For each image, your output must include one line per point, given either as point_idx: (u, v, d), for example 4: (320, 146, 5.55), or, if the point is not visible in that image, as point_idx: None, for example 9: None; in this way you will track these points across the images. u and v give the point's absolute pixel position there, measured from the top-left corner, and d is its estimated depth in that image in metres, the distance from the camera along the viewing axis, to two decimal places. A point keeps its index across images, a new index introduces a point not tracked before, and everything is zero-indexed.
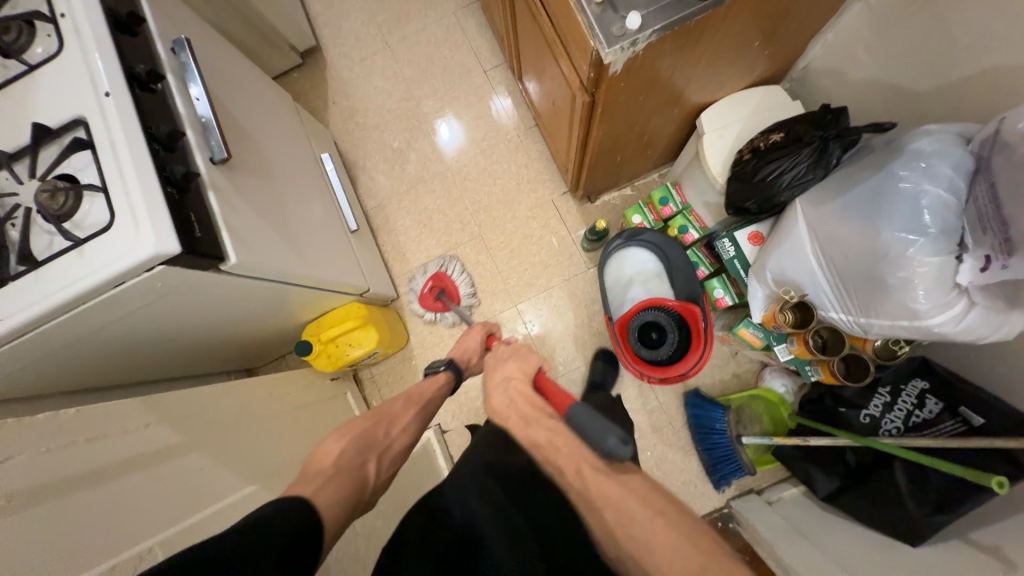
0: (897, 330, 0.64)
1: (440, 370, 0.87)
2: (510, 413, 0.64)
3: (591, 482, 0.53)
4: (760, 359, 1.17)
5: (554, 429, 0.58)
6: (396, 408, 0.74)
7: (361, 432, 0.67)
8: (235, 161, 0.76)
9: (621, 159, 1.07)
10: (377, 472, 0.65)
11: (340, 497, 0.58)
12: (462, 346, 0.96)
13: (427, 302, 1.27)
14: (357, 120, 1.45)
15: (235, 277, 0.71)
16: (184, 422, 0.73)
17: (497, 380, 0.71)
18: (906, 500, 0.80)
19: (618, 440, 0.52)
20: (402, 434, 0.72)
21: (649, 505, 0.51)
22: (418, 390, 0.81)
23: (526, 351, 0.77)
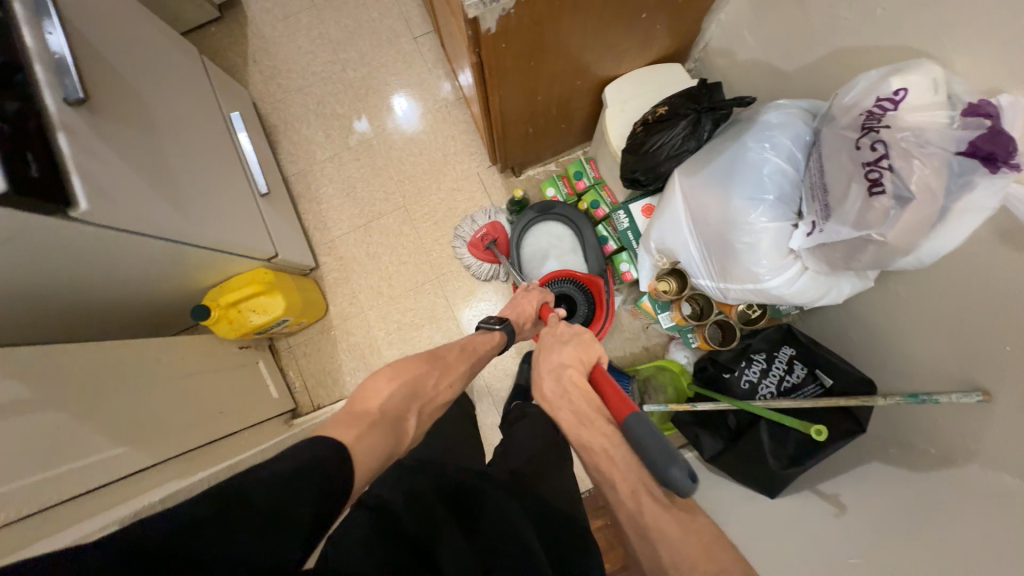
0: (746, 293, 0.69)
1: (496, 327, 0.86)
2: (563, 405, 0.65)
3: (647, 510, 0.50)
4: (667, 332, 1.23)
5: (610, 439, 0.57)
6: (451, 358, 0.72)
7: (410, 380, 0.63)
8: (102, 106, 0.72)
9: (535, 132, 1.08)
10: (415, 428, 0.61)
11: (383, 451, 0.53)
12: (517, 306, 0.94)
13: (478, 251, 1.20)
14: (279, 82, 1.39)
15: (99, 227, 0.68)
16: (44, 379, 0.69)
17: (553, 364, 0.70)
18: (767, 457, 0.86)
19: (686, 475, 0.49)
20: (447, 389, 0.69)
21: (714, 559, 0.46)
22: (474, 343, 0.79)
23: (587, 339, 0.74)
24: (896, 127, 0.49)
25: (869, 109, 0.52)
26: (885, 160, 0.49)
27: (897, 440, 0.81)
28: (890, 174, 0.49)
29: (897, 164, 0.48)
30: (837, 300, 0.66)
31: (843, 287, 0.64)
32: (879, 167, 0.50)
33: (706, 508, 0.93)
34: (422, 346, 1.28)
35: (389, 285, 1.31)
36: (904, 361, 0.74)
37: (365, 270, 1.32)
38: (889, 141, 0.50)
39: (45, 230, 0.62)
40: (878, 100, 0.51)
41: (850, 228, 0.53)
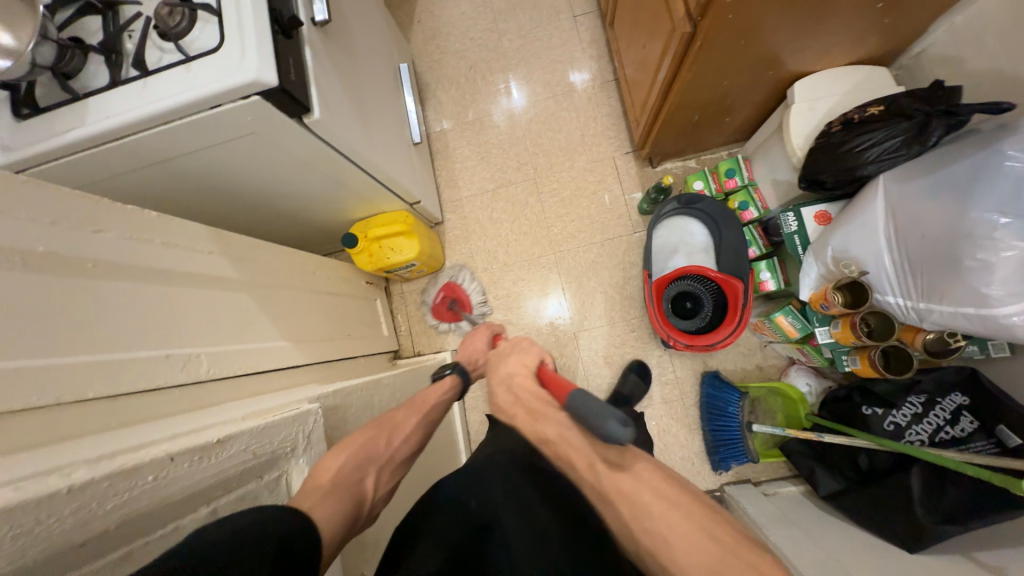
0: (957, 318, 0.62)
1: (445, 374, 0.82)
2: (515, 410, 0.63)
3: (605, 478, 0.49)
4: (790, 355, 1.15)
5: (565, 424, 0.55)
6: (399, 416, 0.65)
7: (358, 447, 0.56)
8: (330, 31, 0.78)
9: (697, 122, 1.05)
10: (376, 486, 0.56)
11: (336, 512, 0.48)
12: (468, 348, 0.90)
13: (440, 314, 1.30)
14: (438, 43, 1.46)
15: (314, 137, 0.75)
16: (242, 263, 0.77)
17: (501, 377, 0.68)
18: (915, 506, 0.79)
19: (617, 422, 0.46)
20: (405, 445, 0.63)
21: (666, 497, 0.46)
22: (423, 395, 0.73)
23: (527, 345, 0.72)
24: None
25: None
26: None
27: None
28: None
29: None
30: None
31: None
32: None
33: (821, 544, 0.87)
34: (527, 317, 1.30)
35: (505, 252, 1.34)
36: None
37: (485, 234, 1.36)
38: None
39: (278, 129, 0.68)
40: None
41: None
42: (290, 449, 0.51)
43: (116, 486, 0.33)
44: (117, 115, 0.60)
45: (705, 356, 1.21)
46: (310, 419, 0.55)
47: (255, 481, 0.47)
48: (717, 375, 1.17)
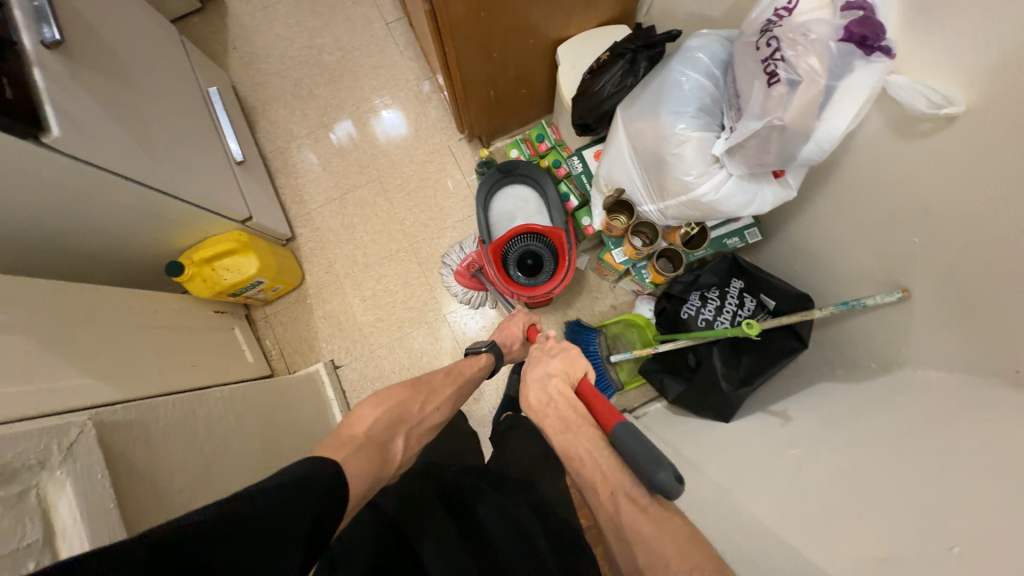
0: (682, 208, 0.73)
1: (482, 351, 0.92)
2: (548, 411, 0.66)
3: (627, 514, 0.51)
4: (633, 288, 1.27)
5: (596, 446, 0.58)
6: (436, 381, 0.78)
7: (396, 405, 0.69)
8: (76, 54, 0.77)
9: (496, 97, 1.14)
10: (403, 449, 0.66)
11: (367, 467, 0.58)
12: (507, 332, 1.00)
13: (464, 278, 1.25)
14: (258, 66, 1.46)
15: (71, 159, 0.73)
16: (13, 304, 0.72)
17: (539, 374, 0.71)
18: (721, 381, 0.90)
19: (668, 471, 0.50)
20: (434, 411, 0.75)
21: (687, 558, 0.46)
22: (460, 367, 0.85)
23: (575, 352, 0.74)
24: (787, 29, 0.56)
25: (768, 19, 0.58)
26: (778, 52, 0.55)
27: (839, 359, 0.86)
28: (782, 64, 0.55)
29: (787, 55, 0.54)
30: (763, 211, 0.71)
31: (767, 195, 0.69)
32: (776, 60, 0.56)
33: (666, 435, 0.97)
34: (397, 311, 1.32)
35: (364, 253, 1.35)
36: (841, 272, 0.81)
37: (341, 241, 1.36)
38: (780, 38, 0.56)
39: (11, 155, 0.66)
40: (775, 11, 0.58)
41: (756, 120, 0.59)
42: (38, 462, 0.49)
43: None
44: None
45: (565, 307, 1.30)
46: (72, 431, 0.54)
47: None
48: (576, 321, 1.25)
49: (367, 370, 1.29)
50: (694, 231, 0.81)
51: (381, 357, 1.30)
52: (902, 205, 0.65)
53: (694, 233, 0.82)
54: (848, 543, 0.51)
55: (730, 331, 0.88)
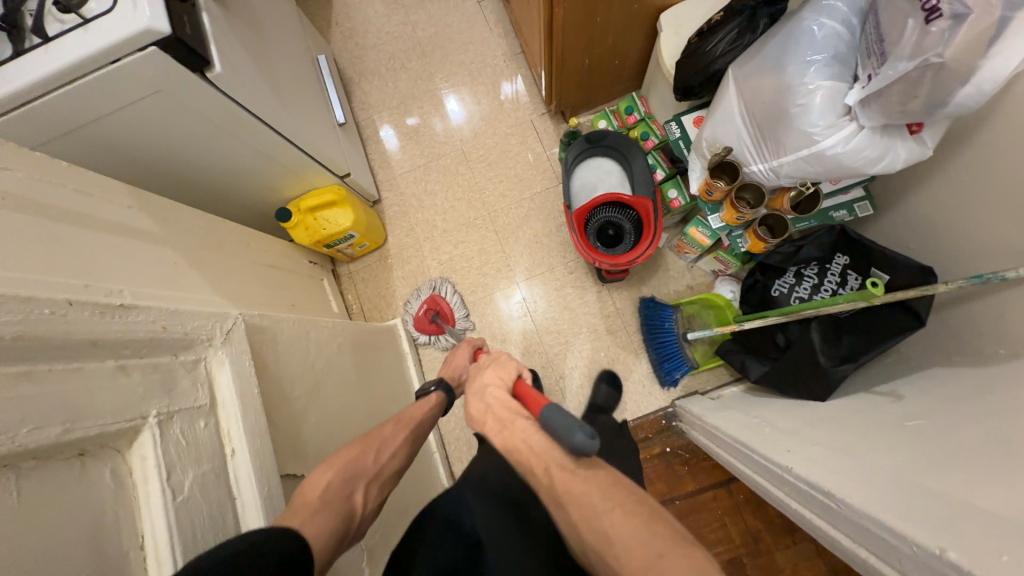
0: (801, 164, 0.71)
1: (430, 391, 0.83)
2: (486, 419, 0.60)
3: (557, 482, 0.49)
4: (713, 269, 1.24)
5: (529, 431, 0.55)
6: (386, 431, 0.67)
7: (345, 464, 0.59)
8: (229, 7, 0.86)
9: (589, 67, 1.15)
10: (364, 502, 0.58)
11: (330, 525, 0.52)
12: (454, 364, 0.94)
13: (422, 325, 1.29)
14: (356, 41, 1.56)
15: (222, 97, 0.81)
16: (167, 223, 0.81)
17: (475, 387, 0.65)
18: (819, 356, 0.86)
19: (583, 434, 0.48)
20: (390, 459, 0.64)
21: (610, 496, 0.46)
22: (407, 411, 0.75)
23: (507, 358, 0.69)
24: None
25: None
26: None
27: (962, 346, 0.79)
28: None
29: None
30: (893, 170, 0.68)
31: (900, 152, 0.66)
32: None
33: (751, 411, 0.94)
34: (472, 277, 1.36)
35: (443, 219, 1.41)
36: (973, 247, 0.74)
37: (422, 206, 1.43)
38: None
39: (179, 86, 0.74)
40: None
41: (907, 61, 0.56)
42: (207, 339, 0.55)
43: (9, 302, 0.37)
44: (19, 78, 0.65)
45: (639, 283, 1.29)
46: (228, 320, 0.60)
47: (169, 357, 0.51)
48: (651, 298, 1.24)
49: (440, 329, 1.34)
50: (808, 190, 0.78)
51: None
52: None
53: (808, 191, 0.78)
54: (997, 500, 0.47)
55: (831, 302, 0.83)
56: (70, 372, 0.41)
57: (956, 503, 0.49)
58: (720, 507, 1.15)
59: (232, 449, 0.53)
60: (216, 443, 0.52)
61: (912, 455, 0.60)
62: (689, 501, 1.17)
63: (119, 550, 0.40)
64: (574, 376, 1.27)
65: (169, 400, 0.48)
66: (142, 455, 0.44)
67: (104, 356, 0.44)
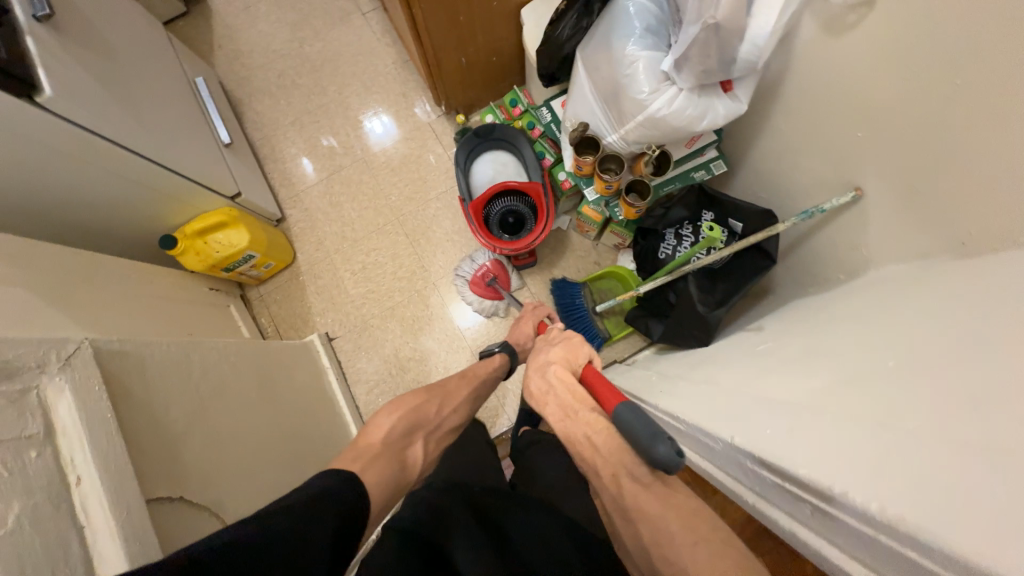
0: (641, 129, 0.77)
1: (496, 354, 0.92)
2: (548, 399, 0.62)
3: (627, 493, 0.51)
4: (615, 244, 1.30)
5: (594, 428, 0.56)
6: (450, 386, 0.77)
7: (410, 411, 0.67)
8: (67, 31, 0.83)
9: (468, 64, 1.19)
10: (422, 453, 0.66)
11: (388, 476, 0.58)
12: (517, 332, 1.00)
13: (479, 289, 1.28)
14: (242, 62, 1.52)
15: (65, 121, 0.78)
16: (14, 260, 0.75)
17: (540, 362, 0.68)
18: (698, 305, 0.94)
19: (670, 449, 0.48)
20: (451, 415, 0.74)
21: (693, 530, 0.47)
22: (475, 370, 0.84)
23: (577, 340, 0.71)
24: None
25: None
26: None
27: (811, 276, 0.89)
28: None
29: None
30: (718, 126, 0.75)
31: (718, 110, 0.73)
32: None
33: (653, 366, 1.00)
34: (388, 283, 1.35)
35: (352, 230, 1.40)
36: (801, 188, 0.84)
37: (329, 219, 1.41)
38: None
39: (9, 113, 0.71)
40: None
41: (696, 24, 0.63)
42: (37, 365, 0.52)
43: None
44: None
45: (551, 267, 1.34)
46: (68, 345, 0.57)
47: None
48: (560, 279, 1.27)
49: (361, 340, 1.33)
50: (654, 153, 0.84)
51: (373, 327, 1.33)
52: (847, 102, 0.69)
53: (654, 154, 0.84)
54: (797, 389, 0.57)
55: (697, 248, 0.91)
56: None
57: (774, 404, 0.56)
58: None
59: (76, 478, 0.51)
60: (54, 472, 0.49)
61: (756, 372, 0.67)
62: None
63: None
64: None
65: None
66: None
67: None
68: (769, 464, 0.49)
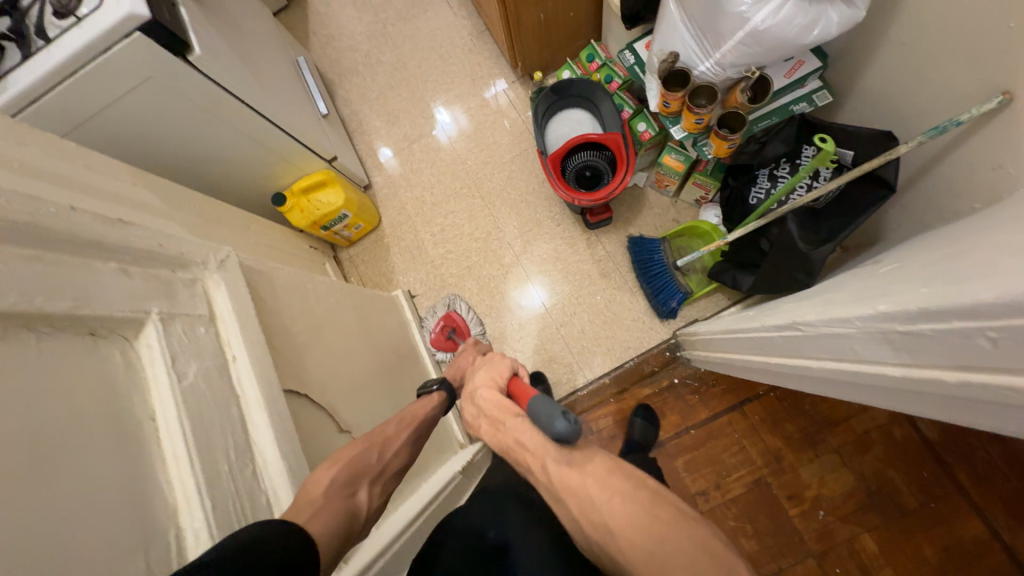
0: (740, 48, 0.75)
1: (433, 389, 0.79)
2: (480, 420, 0.63)
3: (554, 477, 0.51)
4: (696, 199, 1.25)
5: (521, 429, 0.57)
6: (388, 429, 0.66)
7: (353, 458, 0.58)
8: (205, 6, 0.95)
9: (546, 21, 1.20)
10: (370, 499, 0.58)
11: (334, 523, 0.52)
12: (457, 363, 0.90)
13: (439, 343, 1.32)
14: (334, 45, 1.66)
15: (207, 80, 0.90)
16: (171, 200, 0.89)
17: (468, 391, 0.69)
18: (799, 244, 0.87)
19: (565, 420, 0.51)
20: (397, 457, 0.64)
21: (608, 487, 0.49)
22: (411, 410, 0.72)
23: (498, 360, 0.72)
24: None
25: None
26: None
27: (940, 204, 0.79)
28: None
29: None
30: (830, 37, 0.70)
31: (832, 17, 0.67)
32: None
33: (744, 312, 0.94)
34: (465, 243, 1.41)
35: (431, 194, 1.47)
36: (935, 103, 0.75)
37: (411, 184, 1.50)
38: None
39: (170, 71, 0.83)
40: None
41: None
42: (201, 262, 0.62)
43: (20, 195, 0.43)
44: (30, 74, 0.73)
45: (626, 225, 1.31)
46: (222, 250, 0.66)
47: (167, 270, 0.57)
48: (637, 236, 1.25)
49: (439, 296, 1.39)
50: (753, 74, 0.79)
51: (451, 285, 1.39)
52: None
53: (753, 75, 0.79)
54: (942, 261, 0.54)
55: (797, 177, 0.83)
56: (76, 263, 0.47)
57: (915, 277, 0.53)
58: (736, 431, 1.15)
59: (232, 355, 0.59)
60: (217, 347, 0.57)
61: (883, 275, 0.63)
62: (704, 428, 1.17)
63: (132, 416, 0.46)
64: (573, 322, 1.30)
65: (169, 302, 0.54)
66: (148, 343, 0.50)
67: (106, 258, 0.50)
68: (931, 314, 0.44)
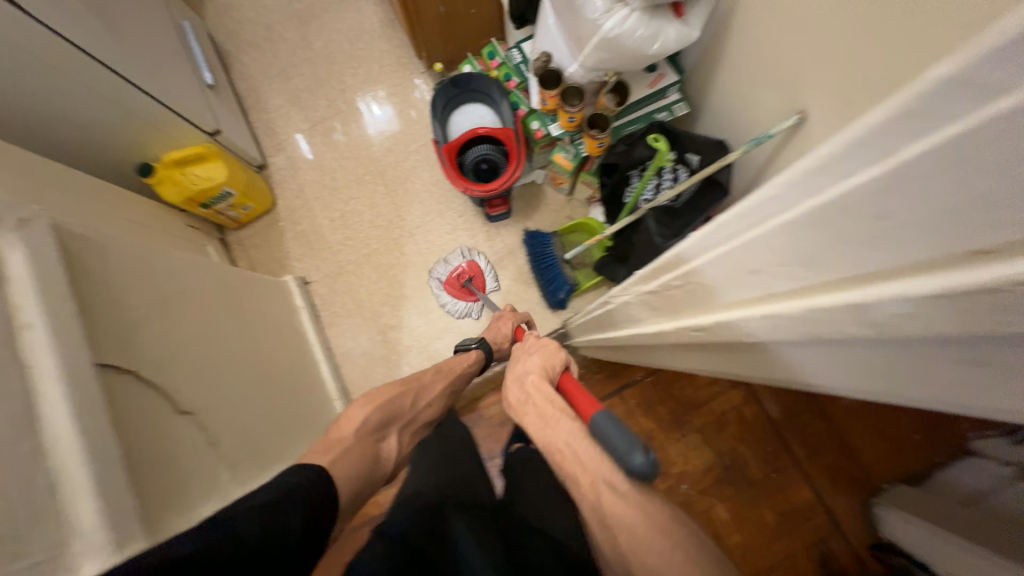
0: (597, 54, 0.82)
1: (471, 347, 0.93)
2: (526, 411, 0.52)
3: (607, 506, 0.41)
4: (587, 197, 1.33)
5: (575, 438, 0.46)
6: (426, 377, 0.82)
7: (385, 404, 0.73)
8: None
9: (447, 15, 1.21)
10: (396, 445, 0.73)
11: (353, 467, 0.63)
12: (495, 329, 1.00)
13: (452, 288, 1.30)
14: (232, 15, 1.56)
15: (43, 28, 0.81)
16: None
17: (515, 373, 0.59)
18: (655, 238, 0.97)
19: (644, 458, 0.41)
20: (427, 407, 0.80)
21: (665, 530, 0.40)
22: (448, 363, 0.88)
23: (553, 346, 0.62)
24: None
25: None
26: None
27: None
28: None
29: None
30: (669, 53, 0.79)
31: (670, 34, 0.76)
32: None
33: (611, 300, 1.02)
34: (365, 230, 1.38)
35: (331, 179, 1.43)
36: (757, 118, 0.86)
37: (312, 167, 1.44)
38: None
39: None
40: None
41: None
42: None
43: None
44: None
45: (524, 219, 1.36)
46: (27, 209, 0.59)
47: None
48: (532, 231, 1.29)
49: (335, 284, 1.35)
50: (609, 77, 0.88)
51: (349, 272, 1.36)
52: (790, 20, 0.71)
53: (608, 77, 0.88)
54: None
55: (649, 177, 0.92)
56: None
57: None
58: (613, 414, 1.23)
59: (25, 321, 0.53)
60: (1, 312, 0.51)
61: None
62: None
63: None
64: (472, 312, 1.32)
65: None
66: None
67: None
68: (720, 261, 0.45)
